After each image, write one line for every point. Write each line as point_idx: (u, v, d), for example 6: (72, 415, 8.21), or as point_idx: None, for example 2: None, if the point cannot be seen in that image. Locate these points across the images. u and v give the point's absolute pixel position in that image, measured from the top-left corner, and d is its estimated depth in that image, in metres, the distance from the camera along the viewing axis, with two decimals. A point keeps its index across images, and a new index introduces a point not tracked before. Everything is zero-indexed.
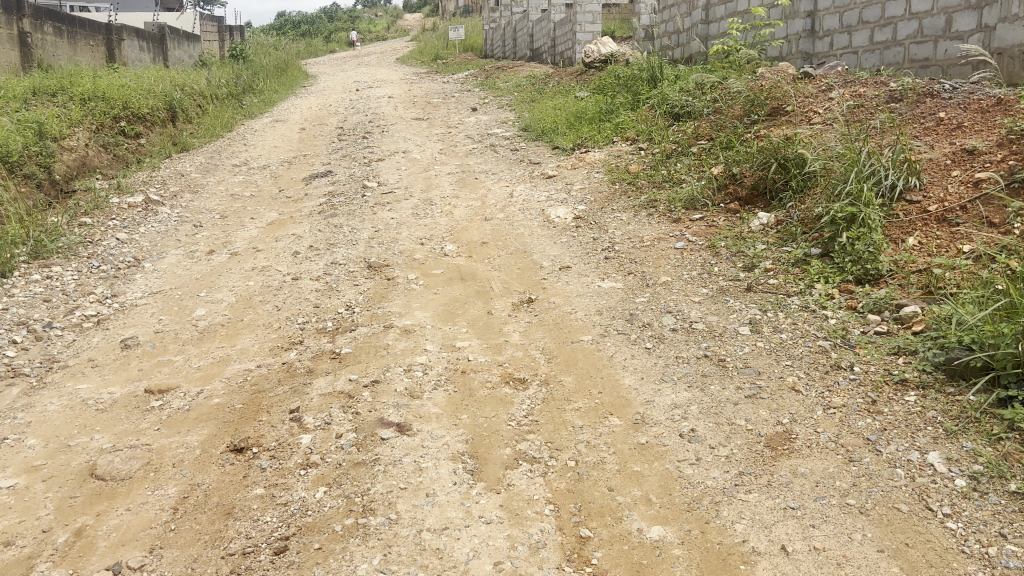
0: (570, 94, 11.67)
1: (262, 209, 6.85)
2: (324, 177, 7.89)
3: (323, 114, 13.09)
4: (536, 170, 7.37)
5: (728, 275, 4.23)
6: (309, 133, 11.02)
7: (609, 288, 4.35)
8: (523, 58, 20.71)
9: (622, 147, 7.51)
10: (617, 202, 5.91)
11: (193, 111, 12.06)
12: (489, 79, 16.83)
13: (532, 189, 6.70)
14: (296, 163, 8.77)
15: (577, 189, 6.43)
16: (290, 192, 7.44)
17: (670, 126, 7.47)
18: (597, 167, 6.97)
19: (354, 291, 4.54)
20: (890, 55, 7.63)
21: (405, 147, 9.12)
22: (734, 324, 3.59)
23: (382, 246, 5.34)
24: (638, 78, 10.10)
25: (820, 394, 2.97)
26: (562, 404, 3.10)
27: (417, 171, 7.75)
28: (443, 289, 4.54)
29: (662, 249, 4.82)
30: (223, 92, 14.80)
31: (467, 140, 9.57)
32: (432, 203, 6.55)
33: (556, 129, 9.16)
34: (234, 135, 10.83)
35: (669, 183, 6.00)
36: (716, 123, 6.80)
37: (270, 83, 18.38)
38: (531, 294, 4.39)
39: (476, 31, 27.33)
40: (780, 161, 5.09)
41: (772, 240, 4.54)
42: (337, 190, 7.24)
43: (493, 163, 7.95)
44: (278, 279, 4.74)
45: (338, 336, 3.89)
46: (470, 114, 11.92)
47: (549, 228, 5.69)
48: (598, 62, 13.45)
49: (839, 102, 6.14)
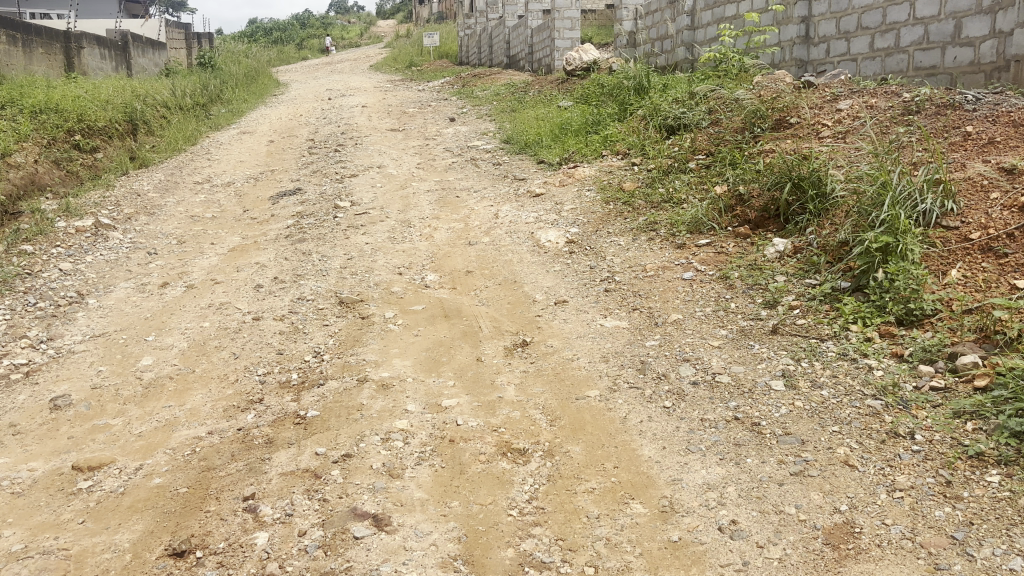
0: (552, 104, 11.19)
1: (224, 233, 6.29)
2: (293, 195, 7.35)
3: (294, 125, 12.51)
4: (521, 188, 6.88)
5: (748, 313, 3.76)
6: (277, 146, 10.45)
7: (612, 328, 3.86)
8: (500, 65, 20.28)
9: (614, 162, 7.04)
10: (613, 225, 5.43)
11: (155, 123, 11.43)
12: (467, 87, 16.37)
13: (518, 209, 6.20)
14: (263, 180, 8.22)
15: (568, 209, 5.94)
16: (255, 213, 6.90)
17: (664, 139, 7.01)
18: (588, 184, 6.49)
19: (324, 333, 4.01)
20: (892, 62, 7.24)
21: (380, 162, 8.59)
22: (764, 378, 3.11)
23: (356, 277, 4.81)
24: (625, 87, 9.65)
25: (880, 471, 2.49)
26: (571, 485, 2.60)
27: (393, 189, 7.22)
28: (425, 330, 4.01)
29: (668, 280, 4.36)
30: (188, 102, 14.16)
31: (445, 153, 9.07)
32: (410, 226, 6.02)
33: (540, 141, 8.69)
34: (197, 149, 10.24)
35: (669, 203, 5.53)
36: (714, 137, 6.35)
37: (239, 93, 17.76)
38: (524, 334, 3.89)
39: (451, 38, 26.82)
40: (794, 182, 4.68)
41: (793, 271, 4.08)
42: (307, 211, 6.70)
43: (475, 179, 7.46)
44: (237, 320, 4.20)
45: (304, 394, 3.36)
46: (448, 124, 11.41)
47: (539, 254, 5.20)
48: (580, 70, 12.98)
49: (850, 115, 5.71)
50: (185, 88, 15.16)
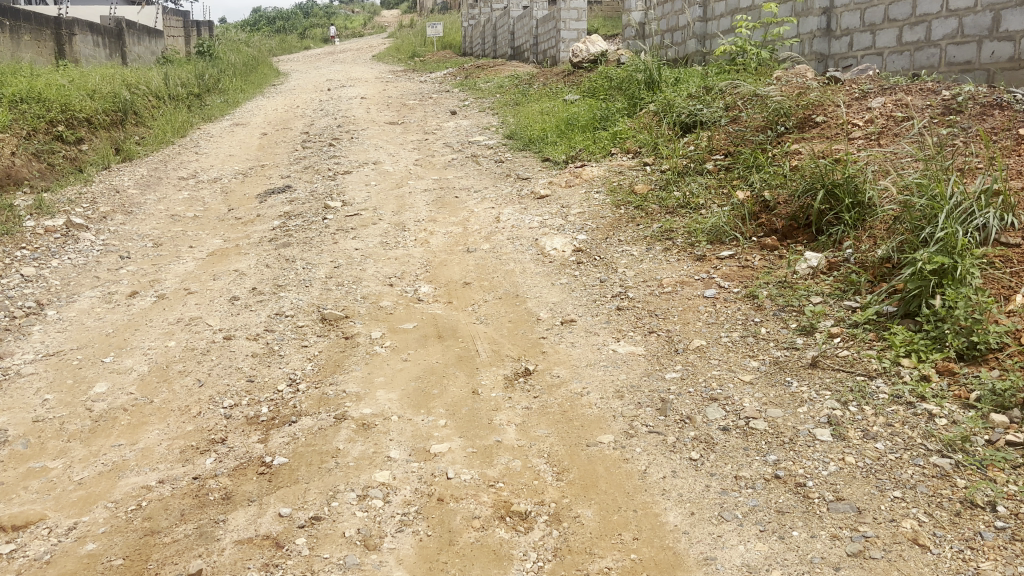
0: (558, 98, 10.73)
1: (205, 235, 5.84)
2: (282, 194, 6.91)
3: (288, 117, 12.05)
4: (525, 188, 6.43)
5: (781, 342, 3.31)
6: (270, 139, 10.00)
7: (627, 355, 3.41)
8: (504, 57, 19.81)
9: (624, 162, 6.59)
10: (625, 232, 4.98)
11: (146, 113, 10.97)
12: (470, 79, 15.92)
13: (522, 212, 5.75)
14: (251, 176, 7.77)
15: (575, 212, 5.49)
16: (240, 212, 6.45)
17: (678, 137, 6.55)
18: (597, 185, 6.04)
19: (302, 357, 3.57)
20: (922, 57, 6.78)
21: (376, 158, 8.14)
22: (806, 425, 2.67)
23: (343, 289, 4.38)
24: (634, 81, 9.18)
25: (958, 555, 2.06)
26: (582, 564, 2.17)
27: (388, 188, 6.77)
28: (415, 354, 3.57)
29: (688, 298, 3.91)
30: (182, 92, 13.68)
31: (445, 149, 8.62)
32: (405, 229, 5.58)
33: (545, 137, 8.24)
34: (186, 142, 9.78)
35: (685, 209, 5.08)
36: (733, 137, 5.89)
37: (236, 82, 17.28)
38: (526, 361, 3.44)
39: (454, 28, 26.30)
40: (828, 188, 4.21)
41: (829, 292, 3.63)
42: (295, 212, 6.25)
43: (476, 177, 7.01)
44: (207, 338, 3.76)
45: (274, 434, 2.92)
46: (449, 117, 10.95)
47: (544, 263, 4.76)
48: (588, 62, 12.49)
49: (883, 114, 5.25)
50: (179, 77, 14.68)
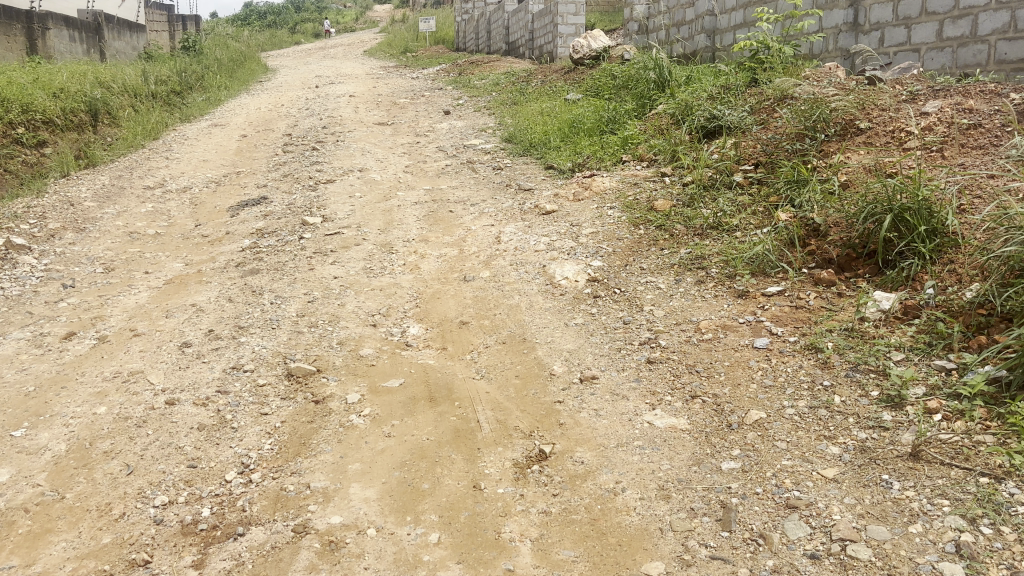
0: (558, 97, 10.02)
1: (164, 257, 5.13)
2: (255, 207, 6.21)
3: (271, 117, 11.31)
4: (527, 201, 5.73)
5: (862, 418, 2.62)
6: (250, 142, 9.27)
7: (666, 432, 2.72)
8: (498, 52, 19.12)
9: (638, 171, 5.89)
10: (648, 258, 4.29)
11: (118, 111, 10.23)
12: (464, 76, 15.19)
13: (525, 230, 5.05)
14: (223, 185, 7.07)
15: (587, 232, 4.79)
16: (207, 229, 5.75)
17: (699, 144, 5.86)
18: (610, 198, 5.35)
19: (260, 432, 2.86)
20: (966, 54, 6.13)
21: (363, 164, 7.42)
22: (925, 556, 1.98)
23: (315, 331, 3.67)
24: (643, 80, 8.49)
25: None
26: None
27: (375, 200, 6.06)
28: (400, 426, 2.86)
29: (734, 348, 3.22)
30: (160, 90, 12.94)
31: (438, 153, 7.92)
32: (392, 252, 4.88)
33: (548, 141, 7.55)
34: (158, 144, 9.06)
35: (717, 232, 4.40)
36: (766, 146, 5.19)
37: (220, 79, 16.50)
38: (540, 438, 2.74)
39: (447, 22, 25.52)
40: (896, 214, 3.53)
41: (915, 347, 2.94)
42: (269, 229, 5.55)
43: (473, 188, 6.31)
44: (144, 402, 3.05)
45: (213, 555, 2.23)
46: (442, 118, 10.24)
47: (554, 296, 4.07)
48: (589, 59, 11.75)
49: (942, 120, 4.56)
50: (157, 73, 13.93)
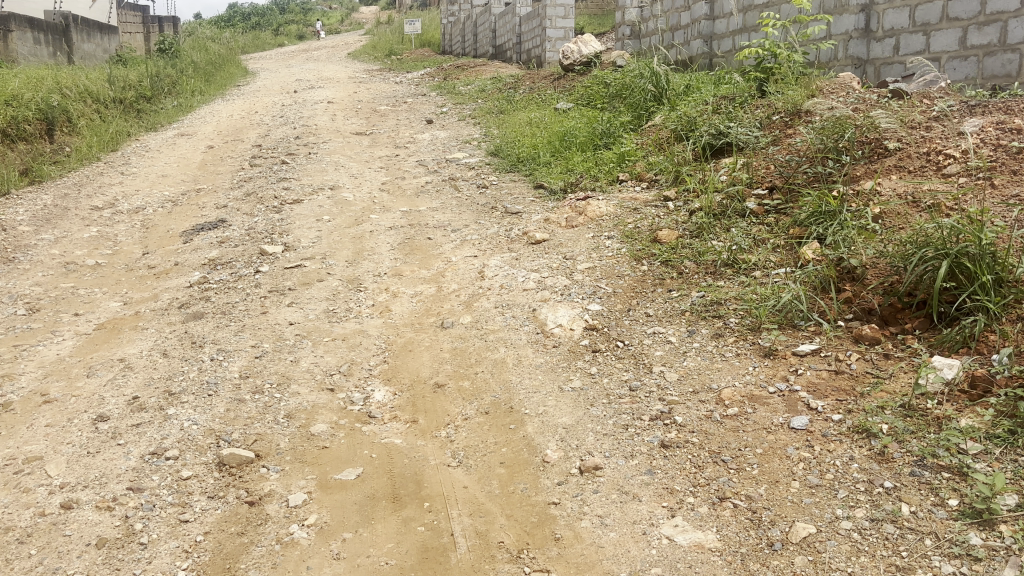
0: (547, 106, 9.47)
1: (100, 294, 4.52)
2: (212, 232, 5.60)
3: (243, 126, 10.70)
4: (514, 227, 5.16)
5: (944, 541, 2.04)
6: (216, 154, 8.67)
7: (690, 555, 2.14)
8: (485, 55, 18.56)
9: (638, 192, 5.32)
10: (653, 303, 3.71)
11: (78, 119, 9.63)
12: (449, 81, 14.61)
13: (512, 262, 4.46)
14: (181, 204, 6.45)
15: (582, 267, 4.21)
16: (155, 259, 5.14)
17: (705, 163, 5.30)
18: (607, 226, 4.77)
19: (174, 551, 2.27)
20: (993, 64, 5.60)
21: (336, 180, 6.83)
22: None
23: (260, 400, 3.07)
24: (639, 90, 8.03)
25: None
26: None
27: (345, 225, 5.47)
28: (354, 542, 2.27)
29: (767, 429, 2.64)
30: (128, 94, 12.32)
31: (418, 168, 7.33)
32: (359, 290, 4.29)
33: (537, 156, 6.99)
34: (116, 156, 8.44)
35: (732, 271, 3.82)
36: (783, 168, 4.63)
37: (195, 83, 15.86)
38: (530, 563, 2.16)
39: (433, 25, 24.96)
40: (952, 260, 2.96)
41: (995, 434, 2.36)
42: (223, 260, 4.95)
43: (454, 210, 5.73)
44: (34, 508, 2.44)
45: None
46: (424, 127, 9.66)
47: (546, 348, 3.48)
48: (579, 65, 11.11)
49: (986, 141, 4.00)
50: (126, 77, 13.29)
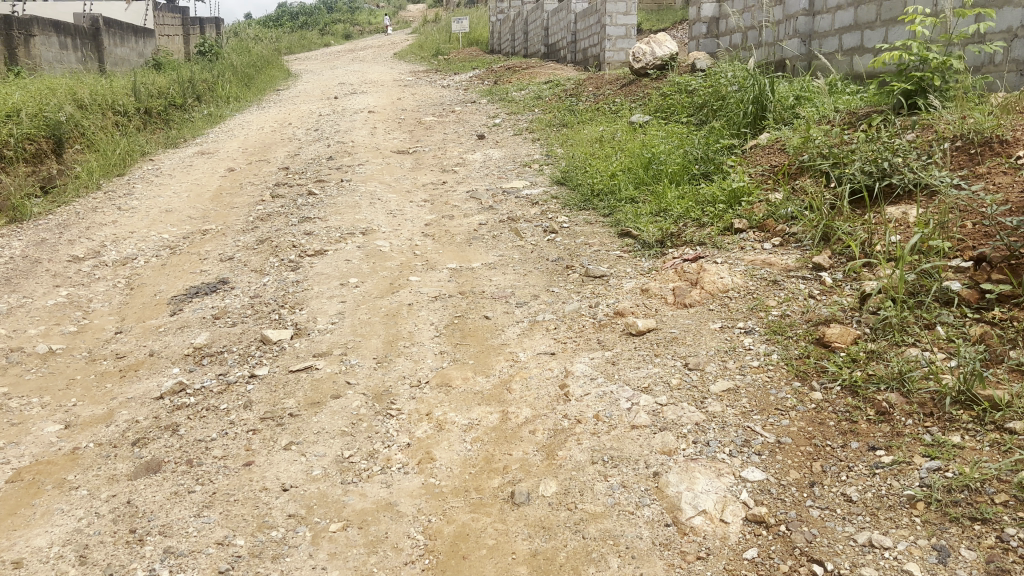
0: (619, 119, 8.12)
1: (38, 408, 3.28)
2: (208, 299, 4.37)
3: (272, 141, 9.51)
4: (600, 302, 3.83)
5: None
6: (236, 179, 7.48)
7: None
8: (538, 55, 17.23)
9: (769, 252, 3.93)
10: (849, 475, 2.34)
11: (90, 134, 8.54)
12: (500, 85, 13.33)
13: (609, 369, 3.12)
14: (179, 253, 5.24)
15: (718, 388, 2.85)
16: (127, 342, 3.91)
17: (861, 213, 3.90)
18: (740, 310, 3.40)
19: None
20: None
21: (370, 221, 5.57)
22: None
23: None
24: (736, 103, 6.63)
25: None
26: None
27: (377, 292, 4.19)
28: None
29: None
30: (153, 104, 11.26)
31: (470, 202, 6.05)
32: (390, 412, 2.99)
33: (616, 190, 5.65)
34: (121, 182, 7.30)
35: (971, 419, 2.42)
36: (1001, 232, 3.20)
37: (230, 86, 14.80)
38: None
39: (481, 23, 23.75)
40: None
41: None
42: (213, 350, 3.70)
43: (519, 270, 4.42)
44: None
45: None
46: (475, 145, 8.39)
47: (689, 564, 2.13)
48: (654, 69, 9.66)
49: None
50: (153, 83, 12.22)
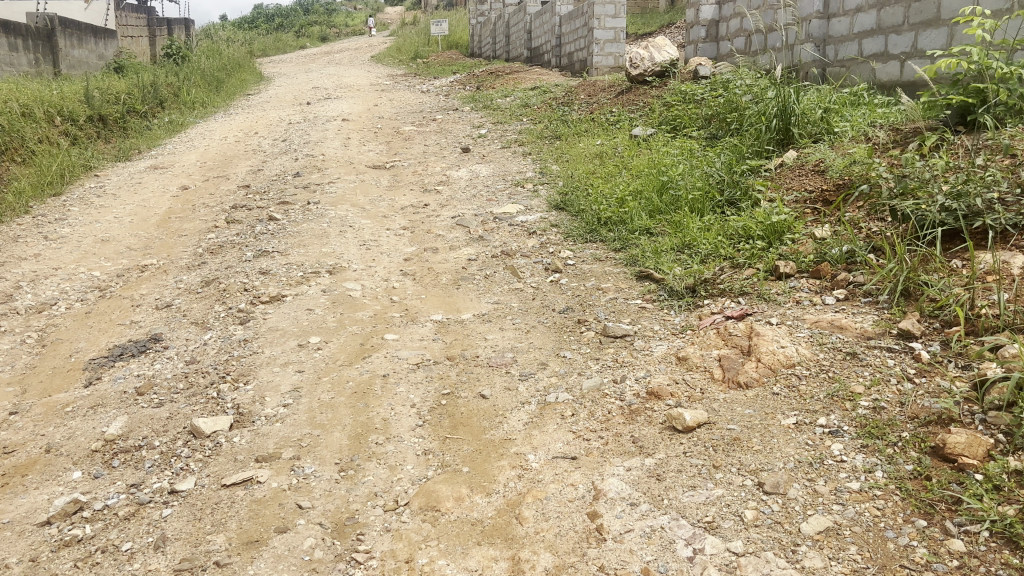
0: (619, 132, 7.36)
1: None
2: (134, 364, 3.51)
3: (235, 153, 8.64)
4: (627, 375, 3.03)
5: None
6: (189, 198, 6.62)
7: None
8: (520, 59, 16.44)
9: (835, 311, 3.15)
10: None
11: (29, 146, 7.64)
12: (483, 91, 12.53)
13: (655, 488, 2.32)
14: (110, 297, 4.38)
15: (813, 531, 2.05)
16: (23, 428, 3.05)
17: (949, 261, 3.12)
18: (816, 399, 2.62)
19: None
20: None
21: (339, 255, 4.74)
22: None
23: None
24: (756, 115, 5.87)
25: None
26: None
27: (343, 356, 3.37)
28: None
29: None
30: (109, 110, 10.34)
31: (456, 230, 5.25)
32: (356, 556, 2.16)
33: (626, 218, 4.87)
34: (57, 204, 6.41)
35: None
36: None
37: (197, 90, 13.88)
38: None
39: (461, 25, 22.95)
40: None
41: None
42: (131, 443, 2.86)
43: (519, 325, 3.62)
44: None
45: None
46: (460, 159, 7.58)
47: None
48: (652, 75, 8.91)
49: None
50: (109, 87, 11.30)
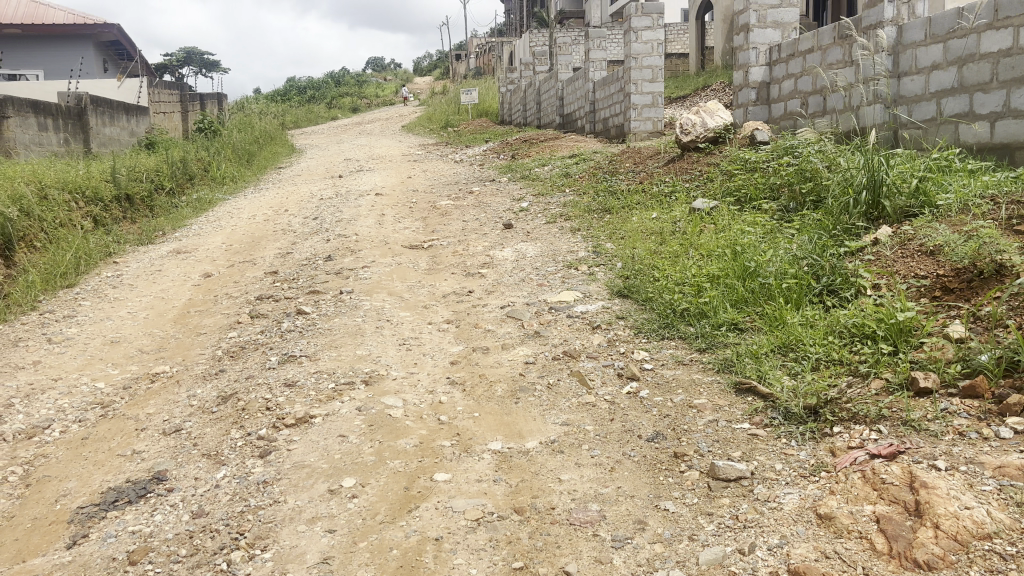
0: (676, 203, 6.74)
1: None
2: (130, 514, 2.87)
3: (262, 233, 8.16)
4: (756, 542, 2.31)
5: None
6: (211, 287, 6.08)
7: None
8: (552, 126, 16.04)
9: (1019, 450, 2.43)
10: None
11: (47, 232, 7.20)
12: (519, 159, 12.07)
13: None
14: (112, 416, 3.77)
15: None
16: None
17: None
18: None
19: None
20: None
21: (375, 359, 4.11)
22: None
23: None
24: (838, 184, 5.21)
25: None
26: None
27: (384, 506, 2.70)
28: None
29: None
30: (135, 189, 9.98)
31: (506, 324, 4.61)
32: None
33: (705, 309, 4.20)
34: (69, 297, 5.90)
35: None
36: None
37: (227, 165, 13.61)
38: None
39: (491, 93, 22.83)
40: None
41: None
42: None
43: (599, 458, 2.93)
44: None
45: None
46: (503, 236, 7.00)
47: None
48: (705, 142, 8.33)
49: None
50: (138, 164, 10.99)
